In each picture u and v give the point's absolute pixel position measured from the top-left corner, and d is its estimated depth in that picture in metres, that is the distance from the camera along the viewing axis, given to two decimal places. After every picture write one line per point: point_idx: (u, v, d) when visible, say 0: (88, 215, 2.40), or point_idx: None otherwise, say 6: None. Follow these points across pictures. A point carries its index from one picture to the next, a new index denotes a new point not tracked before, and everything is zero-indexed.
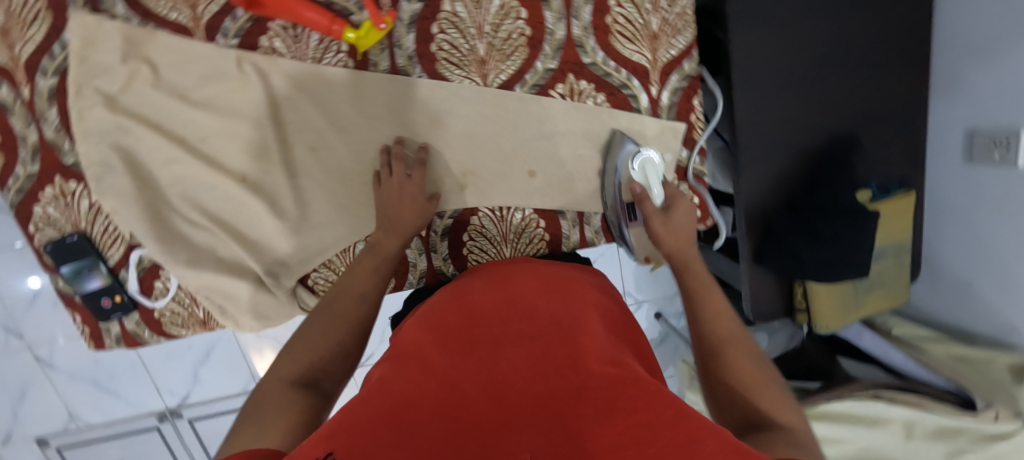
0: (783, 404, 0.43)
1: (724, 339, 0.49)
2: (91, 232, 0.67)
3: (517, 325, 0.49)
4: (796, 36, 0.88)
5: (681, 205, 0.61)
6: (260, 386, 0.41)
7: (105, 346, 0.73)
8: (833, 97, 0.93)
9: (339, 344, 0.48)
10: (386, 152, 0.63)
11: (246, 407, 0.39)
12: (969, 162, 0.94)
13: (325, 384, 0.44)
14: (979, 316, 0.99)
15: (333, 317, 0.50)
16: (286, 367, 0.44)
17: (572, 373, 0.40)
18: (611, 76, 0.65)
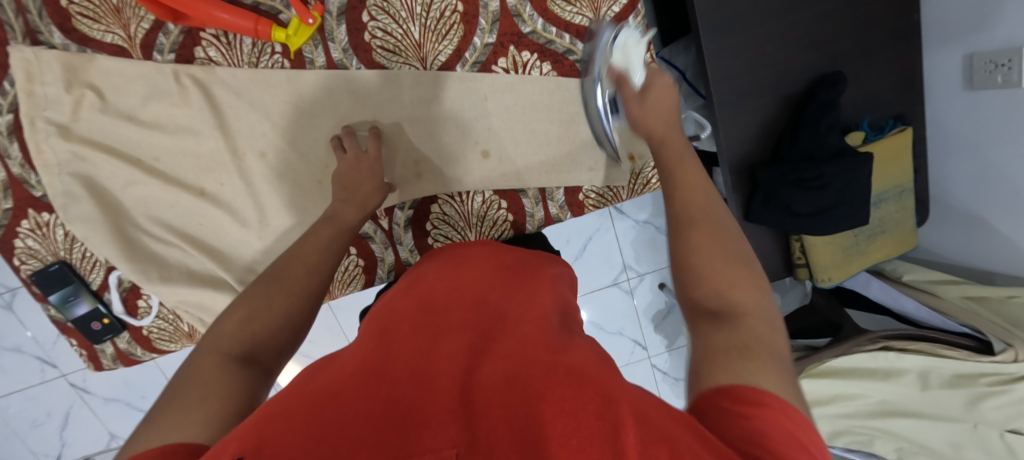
0: (746, 292, 0.39)
1: (694, 229, 0.44)
2: (72, 259, 0.70)
3: (462, 318, 0.46)
4: None
5: (661, 82, 0.57)
6: (191, 362, 0.38)
7: (104, 367, 0.76)
8: (812, 35, 0.88)
9: (285, 319, 0.45)
10: (338, 141, 0.63)
11: (169, 384, 0.35)
12: (970, 87, 0.87)
13: (265, 360, 0.40)
14: (993, 253, 0.93)
15: (277, 288, 0.46)
16: (222, 343, 0.40)
17: (515, 359, 0.37)
18: (554, 43, 0.63)
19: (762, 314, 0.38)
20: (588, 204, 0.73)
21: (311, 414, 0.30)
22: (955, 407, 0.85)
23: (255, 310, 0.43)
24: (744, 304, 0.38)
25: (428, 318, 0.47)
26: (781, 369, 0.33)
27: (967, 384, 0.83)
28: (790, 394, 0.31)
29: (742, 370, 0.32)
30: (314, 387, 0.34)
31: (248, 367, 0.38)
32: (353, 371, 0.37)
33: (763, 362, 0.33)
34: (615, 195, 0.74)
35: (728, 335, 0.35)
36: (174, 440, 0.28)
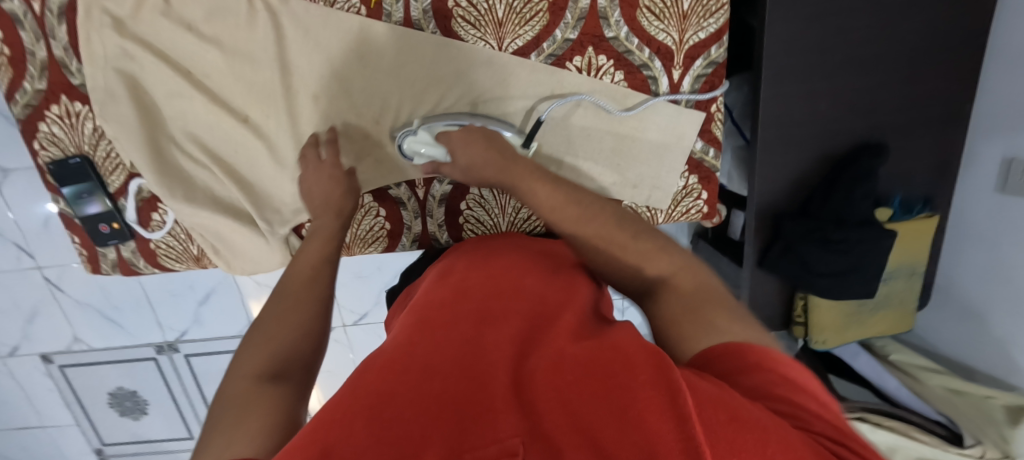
0: (654, 255, 0.52)
1: (595, 231, 0.55)
2: (94, 156, 0.67)
3: (502, 307, 0.47)
4: (839, 33, 0.82)
5: (458, 140, 0.59)
6: (223, 393, 0.43)
7: (102, 271, 0.74)
8: (867, 104, 0.89)
9: (297, 337, 0.51)
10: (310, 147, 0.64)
11: (212, 414, 0.41)
12: (1000, 191, 0.89)
13: (290, 373, 0.46)
14: (986, 351, 0.96)
15: (286, 309, 0.53)
16: (240, 372, 0.45)
17: (559, 352, 0.39)
18: (633, 54, 0.62)
19: (687, 273, 0.50)
20: None
21: (374, 405, 0.31)
22: None
23: (268, 335, 0.50)
24: (667, 270, 0.51)
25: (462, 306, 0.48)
26: (727, 304, 0.46)
27: None
28: (737, 319, 0.43)
29: (713, 332, 0.41)
30: (367, 381, 0.35)
31: (278, 381, 0.44)
32: (403, 359, 0.38)
33: (717, 312, 0.44)
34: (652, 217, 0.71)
35: (683, 303, 0.46)
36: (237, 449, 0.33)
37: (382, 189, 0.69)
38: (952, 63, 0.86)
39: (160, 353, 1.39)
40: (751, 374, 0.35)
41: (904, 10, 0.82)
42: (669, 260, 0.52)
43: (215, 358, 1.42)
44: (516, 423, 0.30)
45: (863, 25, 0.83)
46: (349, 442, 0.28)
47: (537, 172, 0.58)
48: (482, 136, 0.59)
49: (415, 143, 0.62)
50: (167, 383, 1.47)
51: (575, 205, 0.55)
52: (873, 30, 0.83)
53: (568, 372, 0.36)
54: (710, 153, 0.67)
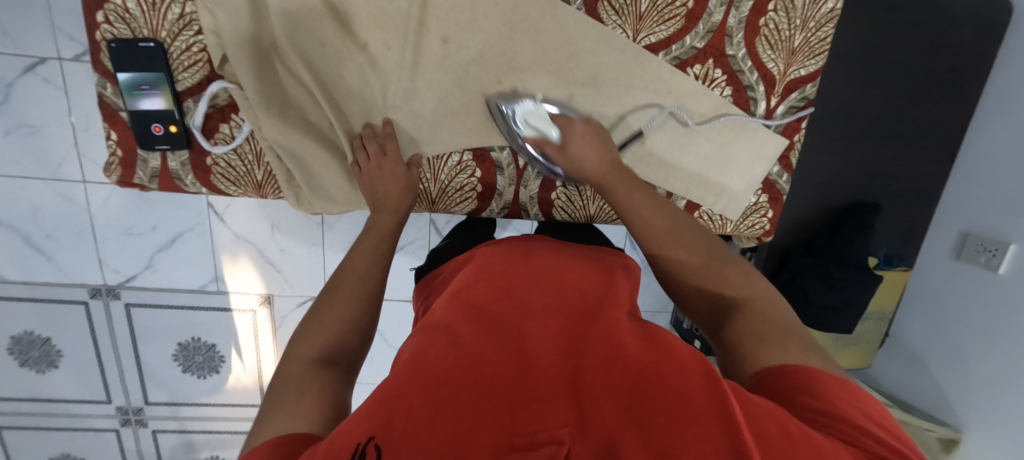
0: (740, 281, 0.51)
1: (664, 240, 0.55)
2: (169, 45, 0.59)
3: (545, 299, 0.48)
4: (863, 101, 0.97)
5: (579, 128, 0.62)
6: (282, 371, 0.45)
7: (133, 180, 0.64)
8: (873, 168, 1.03)
9: (350, 323, 0.51)
10: (356, 139, 0.63)
11: (269, 388, 0.43)
12: (955, 257, 1.08)
13: (341, 359, 0.47)
14: (920, 392, 1.14)
15: (338, 296, 0.53)
16: (302, 350, 0.46)
17: (608, 350, 0.41)
18: (744, 74, 0.68)
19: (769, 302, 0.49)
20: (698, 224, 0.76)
21: (427, 395, 0.34)
22: None
23: (321, 318, 0.50)
24: (742, 294, 0.50)
25: (509, 292, 0.49)
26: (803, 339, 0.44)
27: None
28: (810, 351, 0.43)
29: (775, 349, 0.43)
30: (419, 364, 0.38)
31: (331, 369, 0.45)
32: (450, 346, 0.40)
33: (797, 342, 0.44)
34: (721, 226, 0.77)
35: (752, 326, 0.46)
36: (289, 431, 0.36)
37: (484, 150, 0.68)
38: (937, 148, 1.04)
39: (94, 298, 1.20)
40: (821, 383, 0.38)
41: (916, 95, 0.98)
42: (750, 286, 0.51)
43: (162, 312, 1.25)
44: (560, 425, 0.34)
45: (885, 99, 0.97)
46: (407, 428, 0.32)
47: (619, 172, 0.60)
48: (596, 132, 0.62)
49: (537, 122, 0.62)
50: (94, 337, 1.26)
51: (661, 214, 0.57)
52: (891, 106, 0.98)
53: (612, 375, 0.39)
54: (784, 177, 0.74)
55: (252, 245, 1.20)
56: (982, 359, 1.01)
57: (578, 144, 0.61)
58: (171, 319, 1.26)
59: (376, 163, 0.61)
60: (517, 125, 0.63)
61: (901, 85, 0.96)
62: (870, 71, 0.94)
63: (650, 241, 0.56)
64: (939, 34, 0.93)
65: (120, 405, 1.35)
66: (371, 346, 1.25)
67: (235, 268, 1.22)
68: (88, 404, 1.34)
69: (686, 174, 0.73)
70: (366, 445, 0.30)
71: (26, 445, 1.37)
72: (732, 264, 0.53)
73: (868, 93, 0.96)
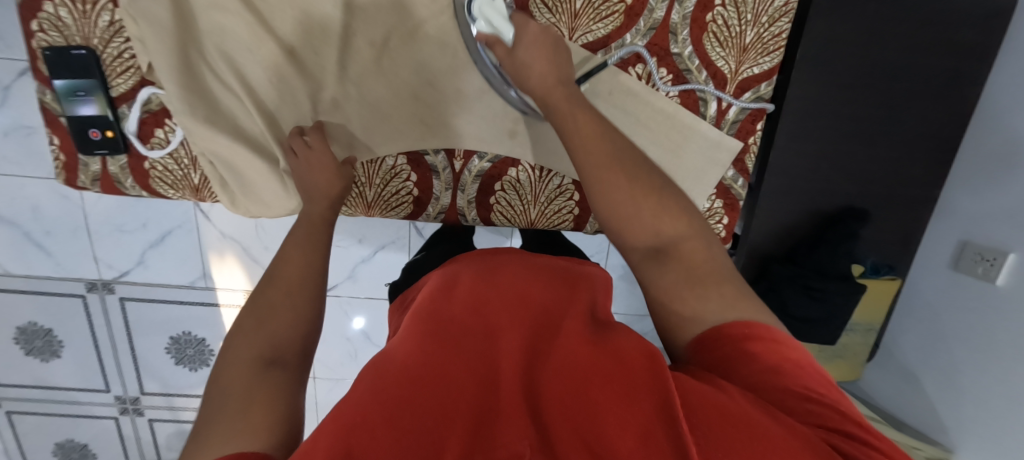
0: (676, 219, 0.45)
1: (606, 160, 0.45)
2: (102, 52, 0.60)
3: (506, 309, 0.45)
4: (851, 100, 0.90)
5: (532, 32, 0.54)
6: (218, 376, 0.39)
7: (78, 183, 0.66)
8: (862, 171, 0.97)
9: (297, 316, 0.46)
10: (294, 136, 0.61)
11: (207, 399, 0.38)
12: (952, 267, 1.01)
13: (289, 358, 0.42)
14: (916, 408, 1.07)
15: (281, 287, 0.47)
16: (241, 351, 0.41)
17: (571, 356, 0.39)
18: (691, 73, 0.65)
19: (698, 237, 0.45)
20: None
21: (388, 423, 0.31)
22: None
23: (264, 314, 0.45)
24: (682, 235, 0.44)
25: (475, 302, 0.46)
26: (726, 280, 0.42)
27: None
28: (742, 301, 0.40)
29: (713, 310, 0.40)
30: (376, 390, 0.34)
31: (276, 368, 0.41)
32: (411, 366, 0.37)
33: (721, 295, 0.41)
34: None
35: (681, 267, 0.42)
36: (234, 451, 0.31)
37: (418, 154, 0.67)
38: (935, 149, 0.97)
39: (91, 292, 1.25)
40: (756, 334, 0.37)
41: (909, 93, 0.91)
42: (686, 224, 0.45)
43: (154, 306, 1.29)
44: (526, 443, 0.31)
45: (875, 97, 0.90)
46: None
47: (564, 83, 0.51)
48: (551, 41, 0.53)
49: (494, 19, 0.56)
50: (93, 329, 1.31)
51: (604, 138, 0.47)
52: (881, 105, 0.91)
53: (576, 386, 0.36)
54: (739, 181, 0.70)
55: (236, 243, 1.22)
56: (981, 377, 0.94)
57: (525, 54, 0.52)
58: (163, 314, 1.30)
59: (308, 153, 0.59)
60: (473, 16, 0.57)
61: (892, 82, 0.89)
62: (858, 66, 0.87)
63: (589, 170, 0.46)
64: (935, 27, 0.86)
65: (119, 394, 1.41)
66: (352, 344, 1.24)
67: (220, 265, 1.24)
68: (89, 393, 1.40)
69: None
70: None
71: (36, 429, 1.45)
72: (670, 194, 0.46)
73: (856, 90, 0.90)
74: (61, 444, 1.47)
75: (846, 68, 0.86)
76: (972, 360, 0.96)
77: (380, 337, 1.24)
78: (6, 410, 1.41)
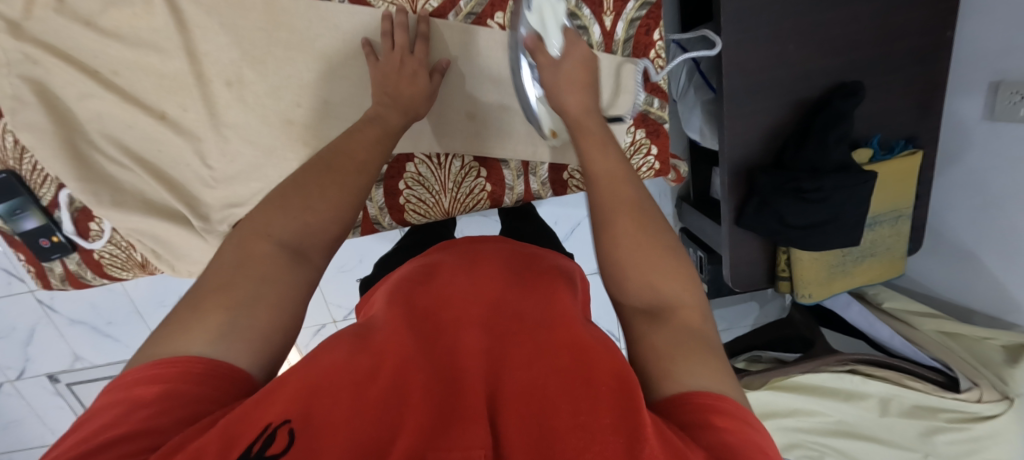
0: (680, 275, 0.39)
1: (617, 208, 0.42)
2: (20, 169, 0.65)
3: (483, 307, 0.42)
4: None
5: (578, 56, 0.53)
6: (239, 241, 0.38)
7: (53, 286, 0.74)
8: (839, 40, 0.81)
9: (339, 215, 0.43)
10: (387, 20, 0.56)
11: (227, 259, 0.37)
12: (989, 117, 0.83)
13: (314, 253, 0.41)
14: (982, 288, 0.92)
15: (332, 180, 0.44)
16: (272, 226, 0.39)
17: (542, 361, 0.35)
18: (558, 2, 0.57)
19: (699, 306, 0.38)
20: (571, 186, 0.69)
21: (348, 399, 0.30)
22: (908, 435, 0.87)
23: (308, 198, 0.42)
24: (675, 293, 0.38)
25: (450, 301, 0.43)
26: (714, 353, 0.34)
27: (924, 416, 0.84)
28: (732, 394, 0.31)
29: (691, 369, 0.32)
30: (343, 361, 0.33)
31: (299, 265, 0.39)
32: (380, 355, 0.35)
33: (698, 348, 0.34)
34: None
35: (672, 328, 0.35)
36: (216, 361, 0.31)
37: None
38: None
39: None
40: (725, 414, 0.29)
41: None
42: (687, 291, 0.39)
43: None
44: (478, 443, 0.27)
45: None
46: (319, 434, 0.27)
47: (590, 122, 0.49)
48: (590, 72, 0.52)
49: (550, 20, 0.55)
50: None
51: (624, 178, 0.45)
52: None
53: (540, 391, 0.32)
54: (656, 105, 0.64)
55: None
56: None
57: (568, 64, 0.52)
58: None
59: (399, 57, 0.54)
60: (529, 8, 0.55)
61: None
62: None
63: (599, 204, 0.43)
64: None
65: None
66: None
67: None
68: None
69: (532, 134, 0.65)
70: (273, 428, 0.27)
71: None
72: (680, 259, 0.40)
73: None
74: None
75: None
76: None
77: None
78: None
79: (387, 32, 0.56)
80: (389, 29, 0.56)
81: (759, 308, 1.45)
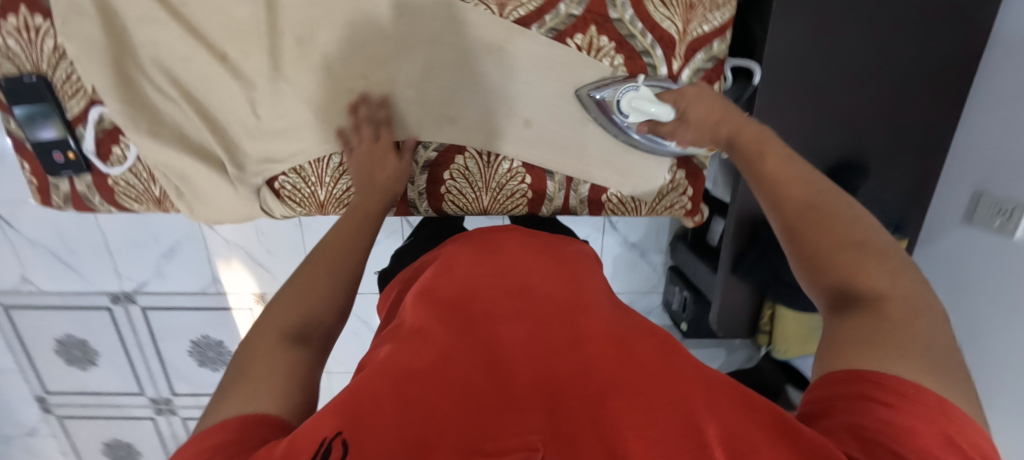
0: (885, 270, 0.36)
1: (799, 211, 0.43)
2: (52, 76, 0.62)
3: (511, 295, 0.43)
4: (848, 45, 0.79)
5: (698, 101, 0.57)
6: (248, 338, 0.40)
7: (53, 203, 0.69)
8: (864, 123, 0.86)
9: (334, 294, 0.46)
10: (354, 112, 0.62)
11: (236, 360, 0.38)
12: (966, 222, 0.93)
13: (317, 331, 0.43)
14: None
15: (326, 268, 0.47)
16: (275, 319, 0.41)
17: (579, 347, 0.37)
18: (635, 39, 0.61)
19: (915, 300, 0.35)
20: (607, 207, 0.72)
21: (398, 398, 0.32)
22: None
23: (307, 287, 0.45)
24: (887, 285, 0.36)
25: (480, 291, 0.44)
26: (933, 341, 0.32)
27: None
28: (940, 378, 0.30)
29: (876, 356, 0.32)
30: (387, 362, 0.35)
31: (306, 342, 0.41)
32: (420, 350, 0.36)
33: (899, 339, 0.32)
34: (636, 208, 0.71)
35: (876, 319, 0.34)
36: (248, 414, 0.32)
37: None
38: (946, 90, 0.87)
39: (115, 304, 1.25)
40: (909, 399, 0.28)
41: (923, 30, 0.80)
42: (904, 283, 0.36)
43: (172, 315, 1.28)
44: (534, 432, 0.30)
45: (881, 33, 0.79)
46: (375, 431, 0.29)
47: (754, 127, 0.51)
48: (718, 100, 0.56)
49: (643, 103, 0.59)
50: (121, 337, 1.30)
51: (799, 184, 0.45)
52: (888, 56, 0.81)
53: (583, 377, 0.35)
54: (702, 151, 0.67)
55: (242, 250, 1.20)
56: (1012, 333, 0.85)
57: (695, 107, 0.56)
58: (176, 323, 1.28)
59: (368, 145, 0.61)
60: (622, 111, 0.61)
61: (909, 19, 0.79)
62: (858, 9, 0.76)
63: (784, 208, 0.44)
64: None
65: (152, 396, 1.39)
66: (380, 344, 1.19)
67: (229, 273, 1.22)
68: (127, 395, 1.38)
69: (584, 153, 0.67)
70: (327, 441, 0.27)
71: (87, 443, 1.46)
72: (889, 254, 0.38)
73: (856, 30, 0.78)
74: (109, 443, 1.46)
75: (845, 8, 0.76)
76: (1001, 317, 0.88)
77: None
78: (57, 416, 1.40)
79: (354, 123, 0.62)
80: (355, 120, 0.62)
81: (726, 355, 1.51)
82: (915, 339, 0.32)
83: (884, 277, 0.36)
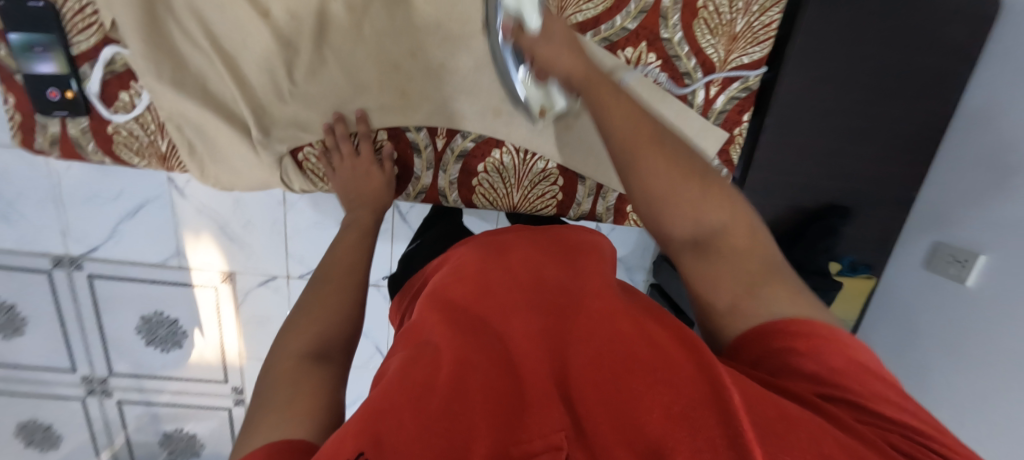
0: (715, 203, 0.42)
1: (632, 148, 0.43)
2: (62, 5, 0.56)
3: (519, 290, 0.41)
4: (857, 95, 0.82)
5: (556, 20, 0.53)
6: (267, 371, 0.39)
7: (35, 145, 0.62)
8: (851, 168, 0.89)
9: (343, 314, 0.45)
10: (330, 132, 0.62)
11: (256, 395, 0.36)
12: (925, 267, 0.97)
13: (336, 352, 0.41)
14: None
15: (329, 290, 0.47)
16: (290, 346, 0.40)
17: (596, 335, 0.35)
18: (680, 60, 0.64)
19: (745, 222, 0.42)
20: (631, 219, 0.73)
21: (415, 406, 0.28)
22: None
23: (313, 313, 0.44)
24: (723, 218, 0.42)
25: (488, 292, 0.41)
26: (780, 263, 0.41)
27: None
28: (801, 294, 0.39)
29: (755, 298, 0.39)
30: (404, 375, 0.32)
31: (326, 363, 0.39)
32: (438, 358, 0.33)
33: (759, 272, 0.40)
34: None
35: (737, 260, 0.41)
36: (279, 443, 0.29)
37: (398, 130, 0.65)
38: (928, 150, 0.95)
39: (55, 268, 1.06)
40: (815, 340, 0.34)
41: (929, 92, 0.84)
42: (727, 205, 0.42)
43: (119, 287, 1.09)
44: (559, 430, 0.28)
45: (892, 90, 0.82)
46: (396, 443, 0.26)
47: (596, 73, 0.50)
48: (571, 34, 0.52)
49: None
50: (58, 306, 1.11)
51: (638, 116, 0.45)
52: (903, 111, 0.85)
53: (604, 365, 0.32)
54: None
55: (213, 223, 1.03)
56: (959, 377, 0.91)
57: (556, 37, 0.52)
58: (125, 296, 1.11)
59: (352, 163, 0.62)
60: None
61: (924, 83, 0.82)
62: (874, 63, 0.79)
63: (620, 151, 0.44)
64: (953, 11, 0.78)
65: (85, 374, 1.20)
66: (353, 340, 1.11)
67: (196, 249, 1.06)
68: (55, 372, 1.18)
69: None
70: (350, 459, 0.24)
71: None
72: (709, 179, 0.43)
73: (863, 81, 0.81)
74: (25, 423, 1.25)
75: (870, 62, 0.79)
76: (951, 362, 0.93)
77: (381, 335, 1.11)
78: None
79: (334, 143, 0.62)
80: (334, 140, 0.62)
81: None
82: (766, 265, 0.41)
83: (711, 207, 0.41)
